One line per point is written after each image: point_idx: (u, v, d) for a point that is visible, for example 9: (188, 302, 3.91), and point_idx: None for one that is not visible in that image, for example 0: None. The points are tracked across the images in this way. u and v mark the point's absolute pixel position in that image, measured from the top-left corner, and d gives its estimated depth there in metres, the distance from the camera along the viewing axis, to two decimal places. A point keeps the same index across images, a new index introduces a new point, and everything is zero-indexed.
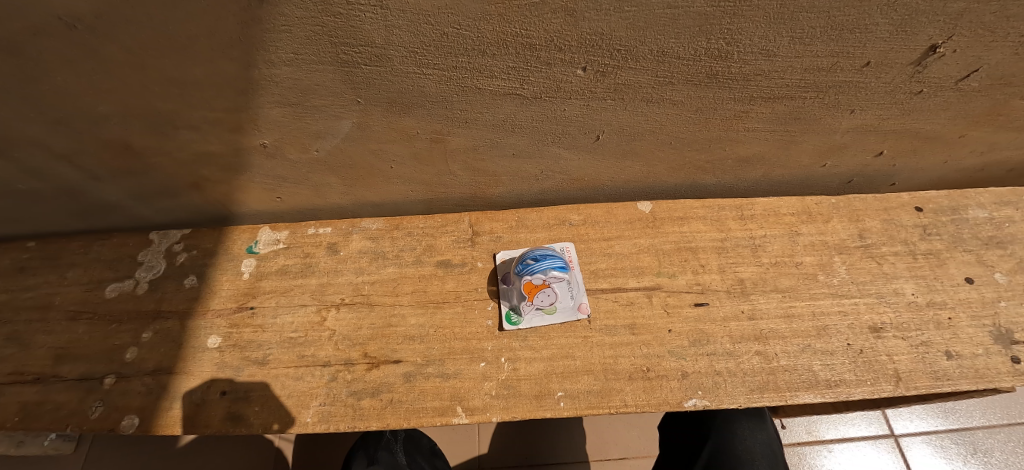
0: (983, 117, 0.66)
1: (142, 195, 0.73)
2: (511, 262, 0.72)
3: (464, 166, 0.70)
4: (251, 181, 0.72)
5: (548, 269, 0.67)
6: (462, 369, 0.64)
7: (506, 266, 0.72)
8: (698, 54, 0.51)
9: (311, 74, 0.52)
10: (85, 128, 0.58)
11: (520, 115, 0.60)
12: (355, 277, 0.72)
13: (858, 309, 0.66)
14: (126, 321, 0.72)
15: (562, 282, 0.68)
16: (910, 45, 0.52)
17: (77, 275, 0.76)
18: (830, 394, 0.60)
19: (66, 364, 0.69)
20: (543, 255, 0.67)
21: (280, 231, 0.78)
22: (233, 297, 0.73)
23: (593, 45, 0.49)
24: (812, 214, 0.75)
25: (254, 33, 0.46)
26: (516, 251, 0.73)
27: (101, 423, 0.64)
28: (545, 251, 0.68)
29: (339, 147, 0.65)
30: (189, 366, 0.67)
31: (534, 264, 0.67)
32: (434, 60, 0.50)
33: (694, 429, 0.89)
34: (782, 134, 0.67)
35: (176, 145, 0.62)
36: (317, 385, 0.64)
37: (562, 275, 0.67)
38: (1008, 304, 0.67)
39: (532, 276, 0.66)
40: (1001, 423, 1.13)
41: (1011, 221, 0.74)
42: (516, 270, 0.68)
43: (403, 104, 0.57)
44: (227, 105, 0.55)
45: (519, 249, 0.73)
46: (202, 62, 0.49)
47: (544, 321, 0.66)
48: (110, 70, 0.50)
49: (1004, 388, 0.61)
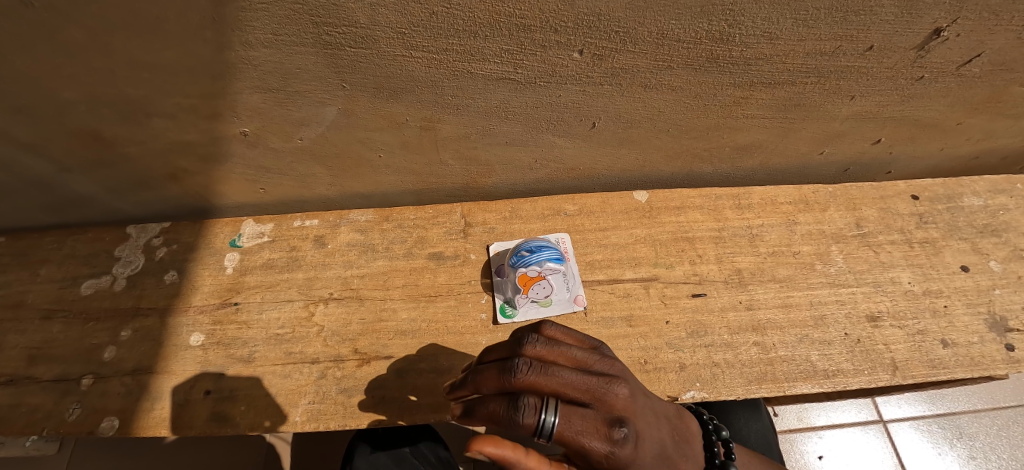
0: (982, 104, 0.66)
1: (116, 187, 0.70)
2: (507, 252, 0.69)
3: (455, 155, 0.68)
4: (232, 172, 0.69)
5: (543, 261, 0.64)
6: (455, 364, 0.62)
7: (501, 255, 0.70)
8: (699, 37, 0.49)
9: (292, 57, 0.49)
10: (50, 116, 0.54)
11: (513, 101, 0.57)
12: (343, 271, 0.70)
13: (855, 298, 0.66)
14: (103, 319, 0.69)
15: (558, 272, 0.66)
16: (914, 28, 0.51)
17: (50, 272, 0.73)
18: (827, 384, 0.60)
19: (40, 365, 0.66)
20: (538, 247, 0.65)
21: (264, 223, 0.75)
22: (216, 292, 0.70)
23: (590, 27, 0.46)
24: (809, 203, 0.74)
25: (229, 11, 0.42)
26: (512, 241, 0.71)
27: (79, 426, 0.62)
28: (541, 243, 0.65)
29: (325, 135, 0.62)
30: (171, 366, 0.65)
31: (529, 256, 0.65)
32: (423, 41, 0.47)
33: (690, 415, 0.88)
34: (780, 121, 0.65)
35: (150, 133, 0.59)
36: (305, 383, 0.62)
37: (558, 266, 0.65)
38: (1003, 292, 0.66)
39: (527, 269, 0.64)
40: (986, 408, 1.15)
41: (1005, 209, 0.74)
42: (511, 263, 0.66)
43: (391, 89, 0.54)
44: (203, 90, 0.52)
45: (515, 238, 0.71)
46: (173, 43, 0.46)
47: (539, 313, 0.64)
48: (73, 52, 0.46)
49: (998, 376, 0.61)
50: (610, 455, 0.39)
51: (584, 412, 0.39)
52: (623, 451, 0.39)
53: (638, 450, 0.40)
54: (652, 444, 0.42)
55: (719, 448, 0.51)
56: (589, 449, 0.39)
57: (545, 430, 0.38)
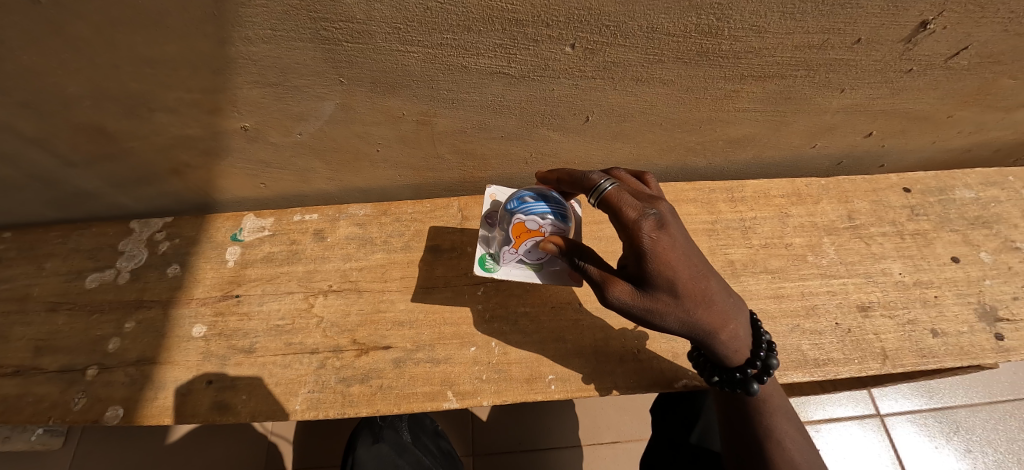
0: (971, 96, 0.67)
1: (120, 182, 0.71)
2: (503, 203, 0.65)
3: (452, 149, 0.69)
4: (233, 166, 0.70)
5: (544, 212, 0.57)
6: (452, 354, 0.63)
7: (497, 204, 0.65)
8: (688, 31, 0.50)
9: (291, 53, 0.50)
10: (56, 111, 0.56)
11: (507, 95, 0.59)
12: (342, 263, 0.71)
13: (847, 289, 0.67)
14: (107, 311, 0.70)
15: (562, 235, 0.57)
16: (901, 22, 0.52)
17: (56, 266, 0.74)
18: (818, 372, 0.61)
19: (47, 356, 0.67)
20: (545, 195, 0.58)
21: (265, 217, 0.76)
22: (217, 285, 0.71)
23: (581, 21, 0.47)
24: (802, 196, 0.74)
25: (229, 7, 0.44)
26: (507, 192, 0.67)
27: (84, 415, 0.63)
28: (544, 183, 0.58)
29: (324, 130, 0.63)
30: (174, 356, 0.66)
31: (530, 204, 0.57)
32: (418, 36, 0.48)
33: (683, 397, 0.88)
34: (771, 114, 0.66)
35: (153, 128, 0.60)
36: (305, 372, 0.63)
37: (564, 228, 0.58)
38: (993, 282, 0.67)
39: (527, 216, 0.56)
40: (983, 401, 1.16)
41: (997, 201, 0.74)
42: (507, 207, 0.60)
43: (387, 84, 0.55)
44: (204, 85, 0.54)
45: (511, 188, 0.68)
46: (176, 39, 0.47)
47: (523, 275, 0.57)
48: (79, 48, 0.47)
49: (987, 365, 0.62)
50: (644, 297, 0.49)
51: (670, 272, 0.47)
52: (653, 294, 0.49)
53: (677, 298, 0.48)
54: (701, 304, 0.50)
55: (749, 371, 0.53)
56: (613, 296, 0.49)
57: (640, 259, 0.47)
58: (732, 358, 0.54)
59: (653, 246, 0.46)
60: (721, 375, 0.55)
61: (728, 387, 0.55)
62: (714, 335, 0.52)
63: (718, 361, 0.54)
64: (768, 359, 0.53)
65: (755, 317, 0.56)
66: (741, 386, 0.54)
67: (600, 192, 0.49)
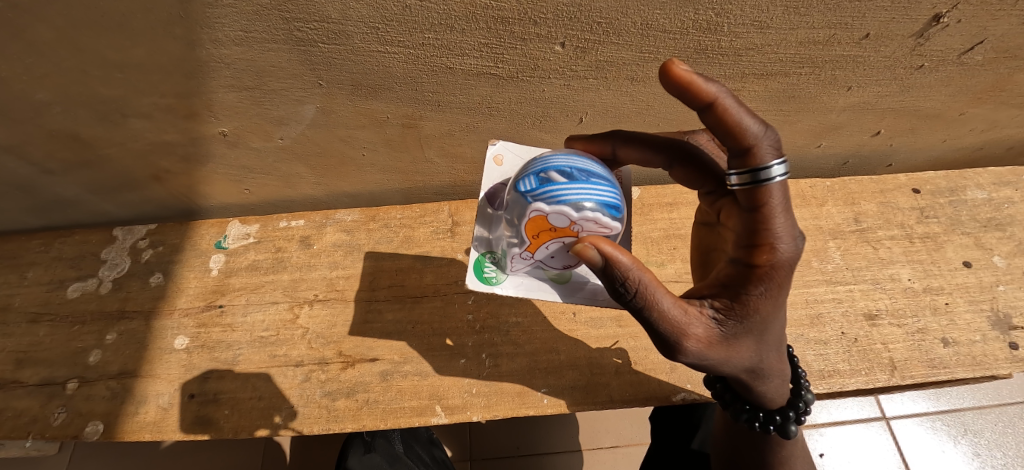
0: (985, 93, 0.63)
1: (101, 189, 0.69)
2: (506, 173, 0.52)
3: (441, 152, 0.67)
4: (215, 172, 0.68)
5: (578, 202, 0.40)
6: (441, 366, 0.61)
7: (501, 182, 0.51)
8: (686, 27, 0.47)
9: (265, 55, 0.48)
10: (26, 118, 0.53)
11: (496, 96, 0.56)
12: (329, 272, 0.69)
13: (853, 296, 0.64)
14: (90, 322, 0.68)
15: (602, 234, 0.42)
16: (912, 15, 0.48)
17: (38, 275, 0.72)
18: (823, 384, 0.58)
19: (27, 369, 0.66)
20: (581, 173, 0.41)
21: (250, 224, 0.74)
22: (201, 295, 0.69)
23: (571, 17, 0.44)
24: (806, 198, 0.71)
25: (196, 8, 0.41)
26: (513, 157, 0.52)
27: (64, 430, 0.61)
28: (574, 154, 0.44)
29: (306, 134, 0.61)
30: (156, 369, 0.64)
31: (561, 188, 0.40)
32: (397, 36, 0.46)
33: (688, 406, 0.86)
34: (774, 113, 0.63)
35: (129, 134, 0.58)
36: (290, 386, 0.61)
37: (610, 222, 0.41)
38: (1007, 288, 0.64)
39: (553, 209, 0.40)
40: (992, 404, 1.13)
41: (1010, 202, 0.71)
42: (520, 189, 0.43)
43: (369, 86, 0.53)
44: (178, 89, 0.51)
45: (525, 159, 0.53)
46: (143, 42, 0.45)
47: (530, 291, 0.48)
48: (42, 52, 0.45)
49: (1001, 375, 0.59)
50: (729, 343, 0.41)
51: (772, 316, 0.40)
52: (742, 339, 0.41)
53: (754, 345, 0.42)
54: (774, 347, 0.44)
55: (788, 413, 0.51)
56: (692, 342, 0.40)
57: (760, 298, 0.39)
58: (773, 399, 0.50)
59: (777, 290, 0.38)
60: (751, 408, 0.51)
61: (761, 426, 0.51)
62: (770, 378, 0.47)
63: (752, 397, 0.50)
64: (805, 396, 0.51)
65: (792, 355, 0.54)
66: (773, 423, 0.51)
67: (759, 181, 0.36)
